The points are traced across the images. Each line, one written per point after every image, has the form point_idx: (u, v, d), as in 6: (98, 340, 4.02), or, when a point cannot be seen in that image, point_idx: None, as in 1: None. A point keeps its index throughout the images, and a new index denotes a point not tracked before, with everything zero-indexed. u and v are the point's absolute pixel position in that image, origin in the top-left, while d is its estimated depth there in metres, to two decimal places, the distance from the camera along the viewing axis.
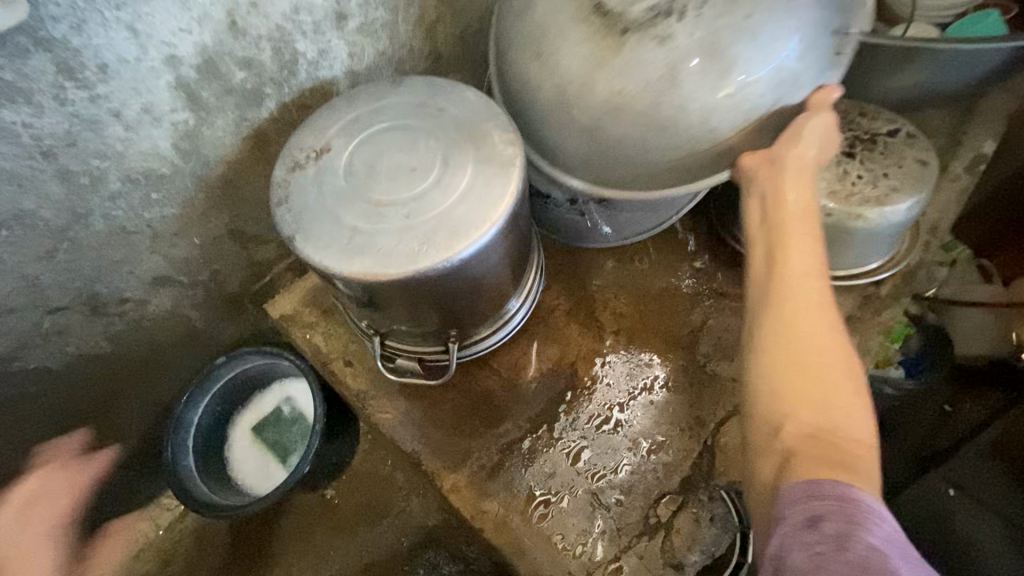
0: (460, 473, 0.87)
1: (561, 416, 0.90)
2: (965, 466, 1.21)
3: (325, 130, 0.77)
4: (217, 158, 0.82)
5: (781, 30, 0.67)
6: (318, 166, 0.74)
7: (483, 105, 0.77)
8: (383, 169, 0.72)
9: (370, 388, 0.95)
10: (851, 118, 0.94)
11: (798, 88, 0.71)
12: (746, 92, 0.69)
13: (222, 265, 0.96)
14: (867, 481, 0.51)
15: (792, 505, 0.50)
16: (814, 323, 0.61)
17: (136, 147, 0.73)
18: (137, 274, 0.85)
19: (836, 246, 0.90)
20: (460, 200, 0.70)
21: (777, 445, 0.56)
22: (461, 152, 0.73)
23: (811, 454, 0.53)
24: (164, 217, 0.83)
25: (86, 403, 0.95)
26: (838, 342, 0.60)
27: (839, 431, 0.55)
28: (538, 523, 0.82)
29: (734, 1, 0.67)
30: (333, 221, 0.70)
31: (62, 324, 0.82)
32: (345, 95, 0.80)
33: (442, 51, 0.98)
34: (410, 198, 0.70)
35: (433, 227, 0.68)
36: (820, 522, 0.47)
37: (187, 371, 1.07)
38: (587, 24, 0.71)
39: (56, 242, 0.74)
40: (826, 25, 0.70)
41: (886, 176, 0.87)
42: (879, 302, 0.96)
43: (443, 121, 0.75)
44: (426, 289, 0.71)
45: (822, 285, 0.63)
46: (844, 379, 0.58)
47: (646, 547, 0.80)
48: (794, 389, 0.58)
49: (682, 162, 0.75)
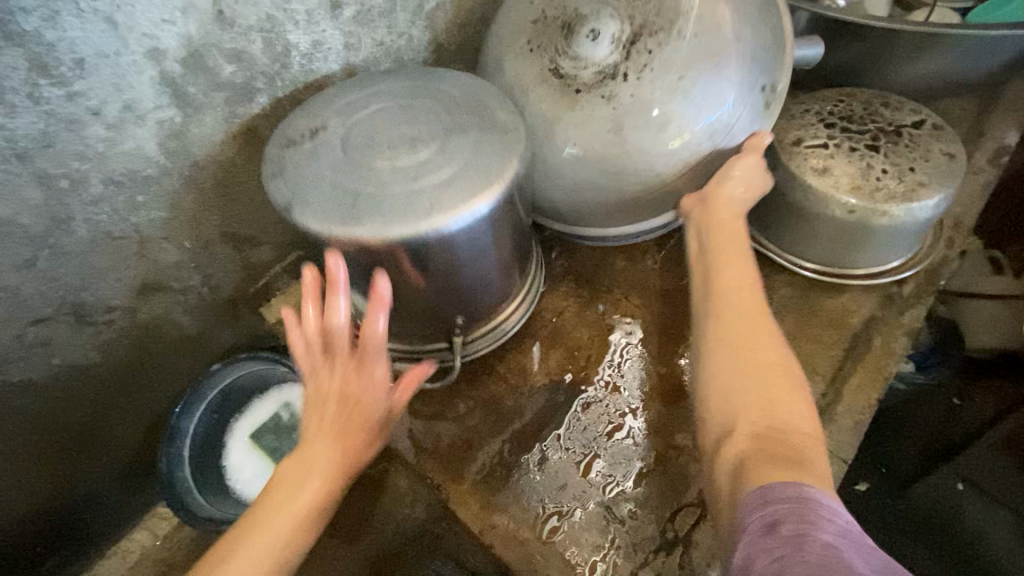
0: (467, 486, 0.83)
1: (571, 425, 0.86)
2: None
3: (320, 112, 0.73)
4: (207, 157, 0.78)
5: (714, 87, 0.75)
6: (314, 142, 0.70)
7: (481, 85, 0.74)
8: (383, 139, 0.68)
9: None
10: (873, 108, 0.89)
11: (731, 136, 0.79)
12: (685, 141, 0.77)
13: (215, 269, 0.91)
14: (818, 477, 0.51)
15: (751, 513, 0.49)
16: (757, 336, 0.62)
17: (119, 148, 0.69)
18: (125, 280, 0.81)
19: (857, 243, 0.86)
20: (460, 166, 0.65)
21: (730, 449, 0.56)
22: (466, 125, 0.69)
23: (763, 455, 0.53)
24: (152, 221, 0.78)
25: (76, 415, 0.91)
26: (778, 350, 0.62)
27: (788, 428, 0.56)
28: (550, 538, 0.78)
29: (670, 63, 0.74)
30: (333, 186, 0.65)
31: (46, 334, 0.78)
32: (338, 86, 0.76)
33: (443, 41, 0.93)
34: (411, 165, 0.65)
35: (430, 192, 0.63)
36: (777, 526, 0.46)
37: (181, 379, 1.03)
38: (546, 85, 0.79)
39: (36, 249, 0.70)
40: (754, 84, 0.78)
41: (913, 169, 0.82)
42: (901, 302, 0.92)
43: (443, 96, 0.72)
44: (431, 254, 0.66)
45: (757, 304, 0.66)
46: (785, 381, 0.60)
47: (664, 564, 0.76)
48: (740, 393, 0.59)
49: (638, 199, 0.83)
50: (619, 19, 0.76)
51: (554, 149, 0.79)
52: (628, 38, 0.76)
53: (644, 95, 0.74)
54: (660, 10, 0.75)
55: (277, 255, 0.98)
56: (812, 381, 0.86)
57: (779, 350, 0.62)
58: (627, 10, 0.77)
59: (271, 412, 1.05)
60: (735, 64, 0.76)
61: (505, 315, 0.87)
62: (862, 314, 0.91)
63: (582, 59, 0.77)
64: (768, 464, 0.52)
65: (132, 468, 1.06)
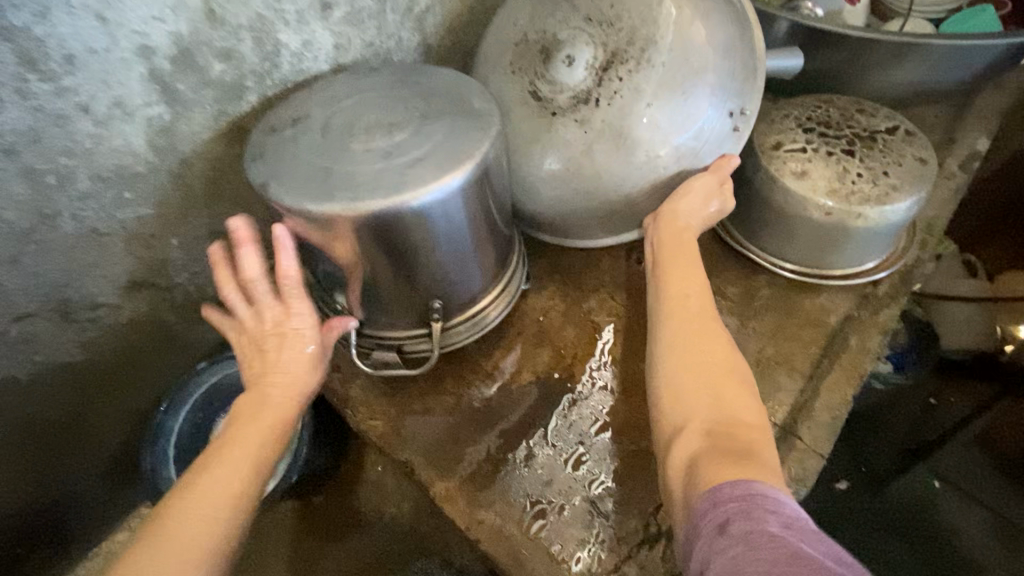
0: (454, 482, 0.84)
1: (557, 421, 0.88)
2: (951, 458, 1.24)
3: (304, 102, 0.74)
4: (195, 155, 0.78)
5: (682, 111, 0.77)
6: (295, 129, 0.71)
7: (456, 77, 0.76)
8: (360, 124, 0.69)
9: (358, 393, 0.92)
10: (850, 114, 0.92)
11: (700, 157, 0.80)
12: (654, 161, 0.79)
13: (202, 268, 0.91)
14: (766, 472, 0.55)
15: (705, 515, 0.51)
16: (707, 344, 0.66)
17: (107, 144, 0.69)
18: (110, 277, 0.81)
19: (833, 244, 0.89)
20: (431, 147, 0.66)
21: (683, 451, 0.59)
22: (440, 111, 0.71)
23: (713, 455, 0.56)
24: (139, 218, 0.78)
25: (59, 413, 0.90)
26: (727, 355, 0.65)
27: (735, 423, 0.60)
28: (535, 533, 0.79)
29: (639, 88, 0.76)
30: (309, 167, 0.66)
31: (30, 331, 0.78)
32: (324, 82, 0.77)
33: (432, 43, 0.95)
34: (386, 146, 0.67)
35: (402, 168, 0.65)
36: (729, 525, 0.49)
37: (167, 377, 1.02)
38: (526, 106, 0.82)
39: (21, 245, 0.70)
40: (722, 112, 0.80)
41: (886, 174, 0.85)
42: (877, 301, 0.95)
43: (420, 87, 0.74)
44: (402, 232, 0.67)
45: (704, 313, 0.69)
46: (737, 384, 0.63)
47: (648, 557, 0.77)
48: (694, 398, 0.62)
49: (609, 213, 0.86)
50: (594, 45, 0.78)
51: (530, 164, 0.83)
52: (603, 62, 0.78)
53: (615, 122, 0.77)
54: (632, 39, 0.78)
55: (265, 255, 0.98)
56: (791, 378, 0.88)
57: (727, 353, 0.66)
58: (601, 36, 0.79)
59: None
60: (707, 89, 0.78)
61: (489, 308, 0.88)
62: (839, 313, 0.94)
63: (558, 84, 0.80)
64: (715, 461, 0.56)
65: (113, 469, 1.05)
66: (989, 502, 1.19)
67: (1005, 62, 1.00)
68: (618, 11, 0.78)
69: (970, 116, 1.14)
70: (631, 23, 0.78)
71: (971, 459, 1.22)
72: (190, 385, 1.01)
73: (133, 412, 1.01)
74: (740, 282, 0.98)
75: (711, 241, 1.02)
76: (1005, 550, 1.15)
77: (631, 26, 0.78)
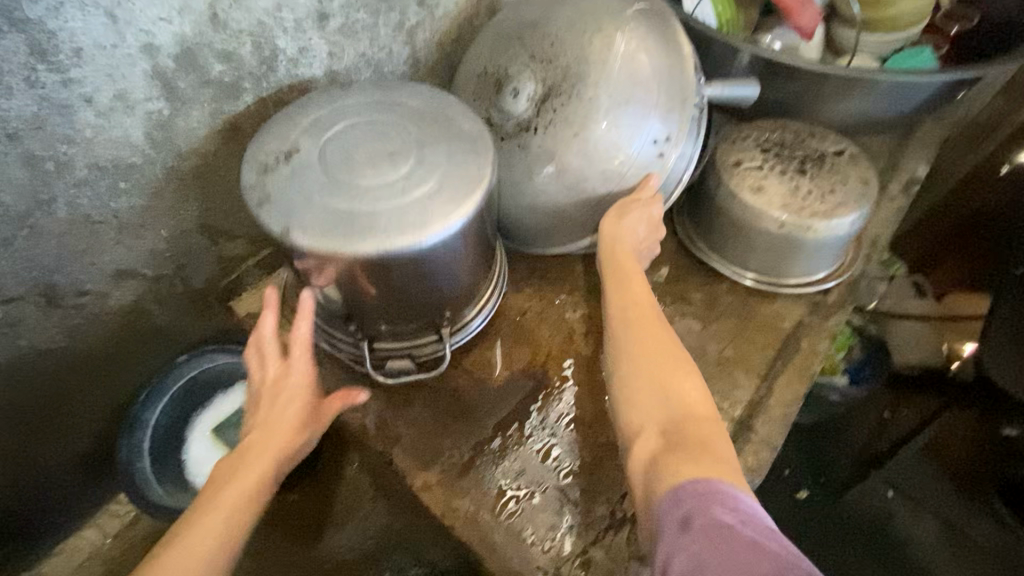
0: (431, 471, 0.88)
1: (532, 415, 0.92)
2: (903, 468, 1.31)
3: (287, 133, 0.77)
4: (190, 149, 0.81)
5: (609, 141, 0.86)
6: (291, 166, 0.73)
7: (438, 102, 0.80)
8: (359, 159, 0.73)
9: (338, 386, 0.94)
10: (803, 138, 1.01)
11: (628, 178, 0.88)
12: (584, 184, 0.88)
13: (189, 261, 0.93)
14: (720, 457, 0.62)
15: (669, 511, 0.57)
16: (655, 355, 0.73)
17: (106, 134, 0.72)
18: (99, 265, 0.83)
19: (788, 255, 0.97)
20: (440, 182, 0.72)
21: (645, 449, 0.66)
22: (433, 136, 0.76)
23: (673, 451, 0.63)
24: (132, 208, 0.81)
25: (37, 400, 0.91)
26: (673, 351, 0.74)
27: (687, 415, 0.67)
28: (506, 519, 0.83)
29: (570, 121, 0.86)
30: (323, 209, 0.70)
31: (16, 315, 0.79)
32: (303, 102, 0.80)
33: (421, 56, 1.00)
34: (395, 178, 0.71)
35: (422, 203, 0.70)
36: (691, 521, 0.54)
37: (147, 369, 1.03)
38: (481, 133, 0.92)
39: (15, 228, 0.72)
40: (650, 138, 0.87)
41: (833, 192, 0.94)
42: (826, 309, 1.03)
43: (404, 115, 0.78)
44: (416, 265, 0.73)
45: (653, 325, 0.76)
46: (683, 376, 0.71)
47: (613, 541, 0.82)
48: (645, 400, 0.69)
49: (561, 224, 0.95)
50: (535, 81, 0.89)
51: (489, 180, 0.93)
52: (541, 96, 0.88)
53: (550, 145, 0.87)
54: (566, 76, 0.87)
55: (252, 251, 1.01)
56: (748, 377, 0.95)
57: (675, 359, 0.73)
58: (541, 73, 0.89)
59: (235, 405, 1.04)
60: (634, 116, 0.86)
61: (469, 315, 0.94)
62: (793, 318, 1.01)
63: (506, 113, 0.90)
64: (674, 457, 0.63)
65: (86, 463, 1.05)
66: (941, 513, 1.26)
67: (941, 97, 1.11)
68: (556, 51, 0.89)
69: (912, 145, 1.25)
70: (565, 61, 0.88)
71: (922, 468, 1.30)
72: (169, 377, 1.02)
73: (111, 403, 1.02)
74: (704, 288, 1.05)
75: (678, 250, 1.09)
76: (953, 556, 1.22)
77: (565, 65, 0.88)
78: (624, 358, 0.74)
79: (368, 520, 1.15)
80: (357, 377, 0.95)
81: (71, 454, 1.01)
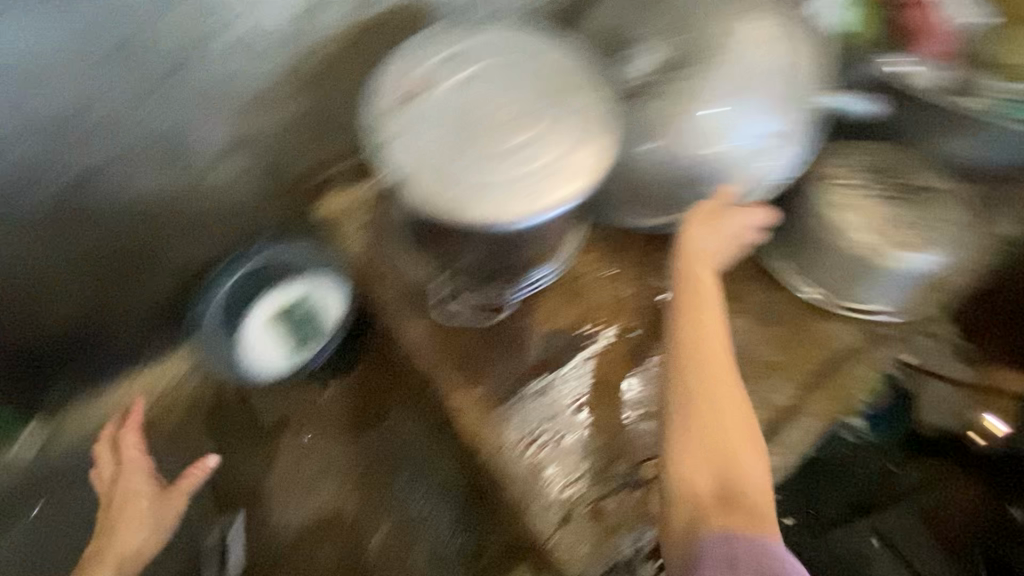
0: (469, 397, 0.94)
1: (572, 366, 0.95)
2: (898, 521, 1.13)
3: (414, 74, 0.82)
4: (321, 41, 0.88)
5: (722, 124, 0.86)
6: (415, 114, 0.80)
7: (558, 66, 0.84)
8: (478, 122, 0.79)
9: (397, 303, 1.00)
10: (905, 168, 0.99)
11: (729, 167, 0.88)
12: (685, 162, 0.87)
13: (284, 150, 0.99)
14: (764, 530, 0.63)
15: (716, 547, 0.61)
16: (718, 387, 0.71)
17: (260, 7, 0.79)
18: (216, 131, 0.89)
19: (858, 280, 0.97)
20: (554, 157, 0.76)
21: (688, 502, 0.66)
22: (551, 106, 0.79)
23: (718, 516, 0.64)
24: (259, 84, 0.87)
25: (127, 245, 0.97)
26: (737, 400, 0.71)
27: (742, 479, 0.67)
28: (529, 457, 0.90)
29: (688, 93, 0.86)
30: (443, 168, 0.76)
31: (135, 158, 0.86)
32: (429, 35, 0.86)
33: (539, 8, 1.04)
34: (510, 147, 0.77)
35: (537, 175, 0.75)
36: (737, 563, 0.60)
37: (221, 244, 1.08)
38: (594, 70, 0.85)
39: (163, 75, 0.79)
40: (762, 133, 0.88)
41: (919, 227, 0.93)
42: (876, 342, 1.04)
43: (524, 76, 0.82)
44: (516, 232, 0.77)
45: (717, 343, 0.73)
46: (743, 426, 0.70)
47: (622, 499, 0.89)
48: (703, 451, 0.68)
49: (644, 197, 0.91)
50: (662, 45, 0.88)
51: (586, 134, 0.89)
52: (663, 62, 0.88)
53: (660, 116, 0.86)
54: (693, 49, 0.87)
55: (342, 155, 1.07)
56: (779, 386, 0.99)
57: (733, 404, 0.70)
58: (669, 39, 0.88)
59: (280, 304, 1.08)
60: (755, 108, 0.87)
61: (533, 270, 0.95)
62: (840, 343, 1.03)
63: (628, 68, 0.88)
64: (720, 525, 0.63)
65: (148, 318, 1.11)
66: None
67: None
68: (686, 22, 0.89)
69: None
70: (697, 33, 0.88)
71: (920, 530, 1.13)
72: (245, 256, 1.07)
73: (183, 269, 1.08)
74: (763, 294, 1.05)
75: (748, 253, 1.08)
76: None
77: (695, 36, 0.88)
78: (691, 397, 0.70)
79: (392, 429, 1.17)
80: (416, 299, 0.99)
81: (138, 307, 1.08)
